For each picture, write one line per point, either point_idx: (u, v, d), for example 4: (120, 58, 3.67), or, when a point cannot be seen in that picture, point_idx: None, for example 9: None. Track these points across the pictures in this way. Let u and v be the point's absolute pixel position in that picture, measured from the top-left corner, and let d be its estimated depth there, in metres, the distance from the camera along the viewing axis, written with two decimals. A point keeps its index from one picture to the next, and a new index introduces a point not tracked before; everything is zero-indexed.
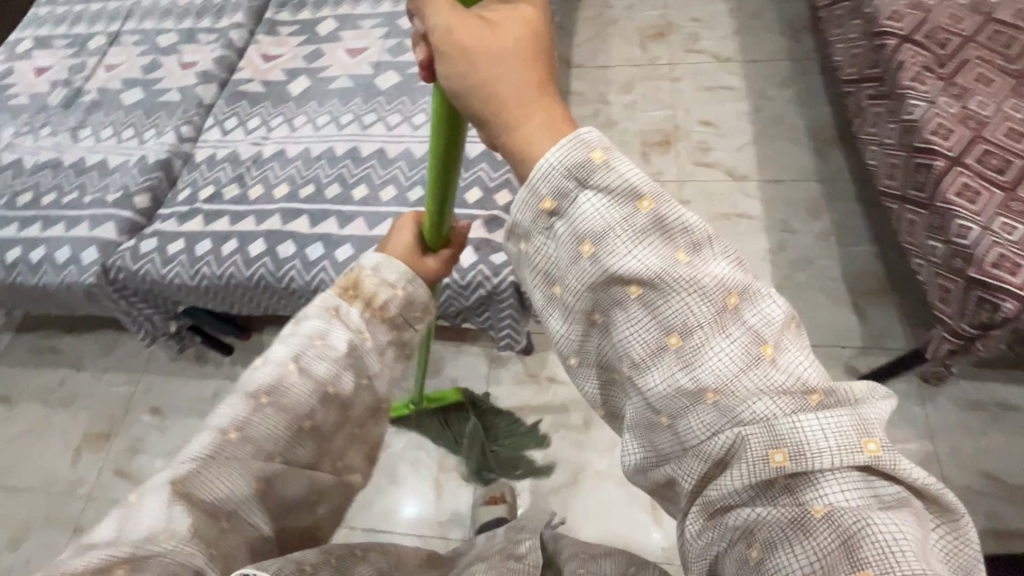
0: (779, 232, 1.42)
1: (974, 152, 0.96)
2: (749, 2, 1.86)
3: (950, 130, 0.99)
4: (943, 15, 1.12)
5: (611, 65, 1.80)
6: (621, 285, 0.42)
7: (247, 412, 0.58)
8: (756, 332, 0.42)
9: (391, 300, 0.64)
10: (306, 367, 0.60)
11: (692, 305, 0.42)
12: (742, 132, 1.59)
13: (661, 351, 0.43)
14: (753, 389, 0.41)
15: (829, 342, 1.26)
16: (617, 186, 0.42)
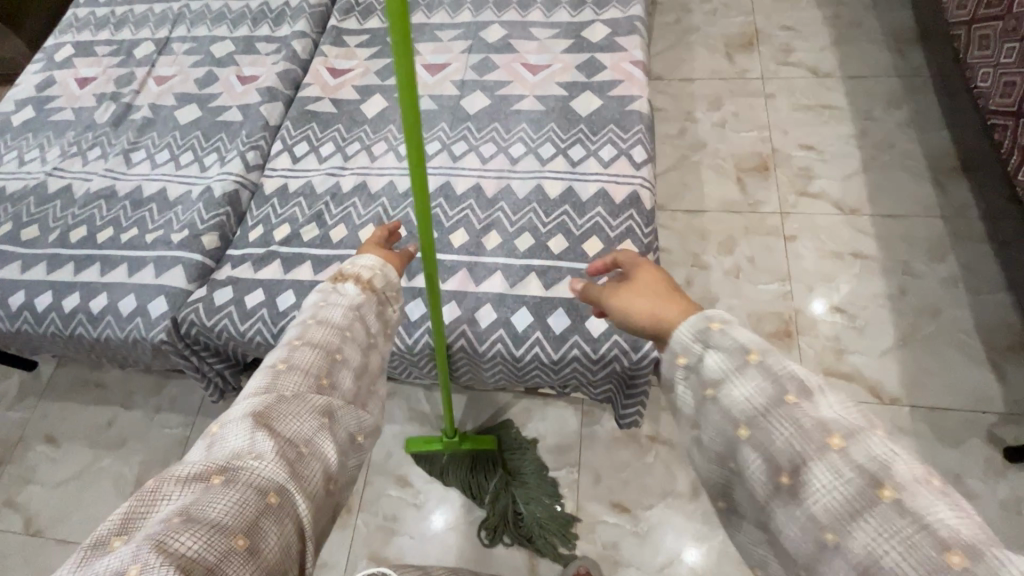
0: (899, 276, 1.29)
1: None
2: (847, 11, 1.70)
3: None
4: None
5: (695, 78, 1.66)
6: (734, 425, 0.49)
7: (287, 351, 0.56)
8: (868, 473, 0.42)
9: (374, 275, 0.67)
10: (322, 318, 0.60)
11: (796, 445, 0.45)
12: (848, 158, 1.46)
13: (778, 491, 0.45)
14: (867, 538, 0.40)
15: (968, 407, 1.14)
16: (729, 345, 0.51)
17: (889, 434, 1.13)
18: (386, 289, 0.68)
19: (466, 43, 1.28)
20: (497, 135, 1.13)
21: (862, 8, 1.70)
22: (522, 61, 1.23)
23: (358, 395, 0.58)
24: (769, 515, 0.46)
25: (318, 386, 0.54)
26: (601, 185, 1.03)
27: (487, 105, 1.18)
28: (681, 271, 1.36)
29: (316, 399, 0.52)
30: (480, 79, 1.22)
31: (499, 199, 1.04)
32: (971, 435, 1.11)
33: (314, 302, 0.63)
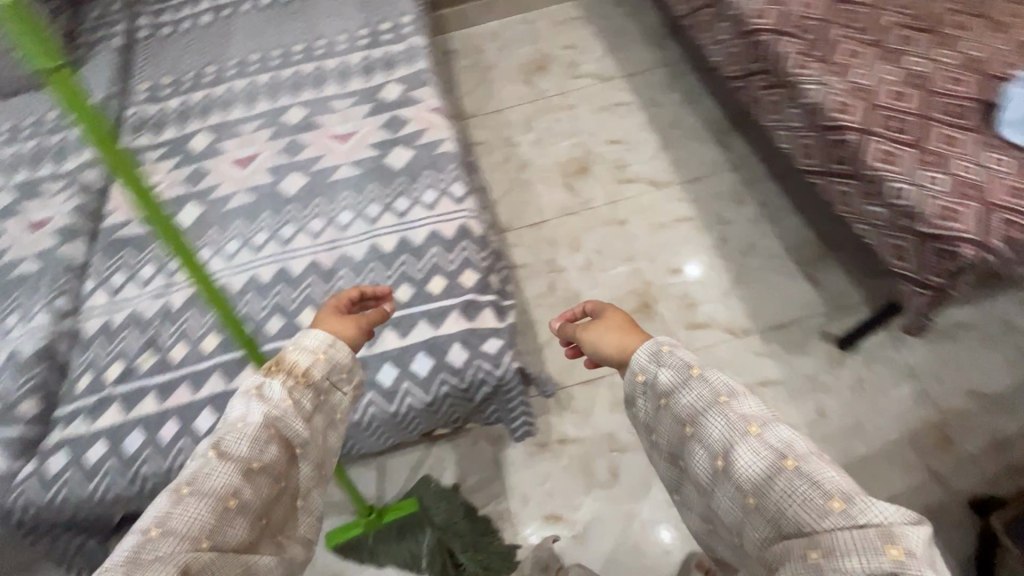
0: (716, 226, 1.48)
1: (877, 120, 1.05)
2: (610, 22, 1.97)
3: (849, 106, 1.08)
4: (797, 4, 1.27)
5: (504, 107, 1.81)
6: (682, 424, 0.63)
7: (168, 506, 0.54)
8: (778, 450, 0.56)
9: (312, 363, 0.65)
10: (225, 450, 0.57)
11: (726, 433, 0.59)
12: (648, 142, 1.67)
13: (716, 471, 0.59)
14: (778, 497, 0.54)
15: (799, 317, 1.33)
16: (676, 361, 0.66)
17: (749, 362, 1.28)
18: (326, 377, 0.66)
19: (270, 130, 1.29)
20: (323, 207, 1.15)
21: (621, 16, 1.97)
22: (329, 134, 1.27)
23: (245, 541, 0.56)
24: (712, 494, 0.61)
25: (192, 547, 0.52)
26: (430, 227, 1.08)
27: (305, 183, 1.19)
28: (543, 280, 1.45)
29: (176, 566, 0.50)
30: (292, 160, 1.24)
31: (338, 269, 1.05)
32: (811, 338, 1.29)
33: (237, 415, 0.60)
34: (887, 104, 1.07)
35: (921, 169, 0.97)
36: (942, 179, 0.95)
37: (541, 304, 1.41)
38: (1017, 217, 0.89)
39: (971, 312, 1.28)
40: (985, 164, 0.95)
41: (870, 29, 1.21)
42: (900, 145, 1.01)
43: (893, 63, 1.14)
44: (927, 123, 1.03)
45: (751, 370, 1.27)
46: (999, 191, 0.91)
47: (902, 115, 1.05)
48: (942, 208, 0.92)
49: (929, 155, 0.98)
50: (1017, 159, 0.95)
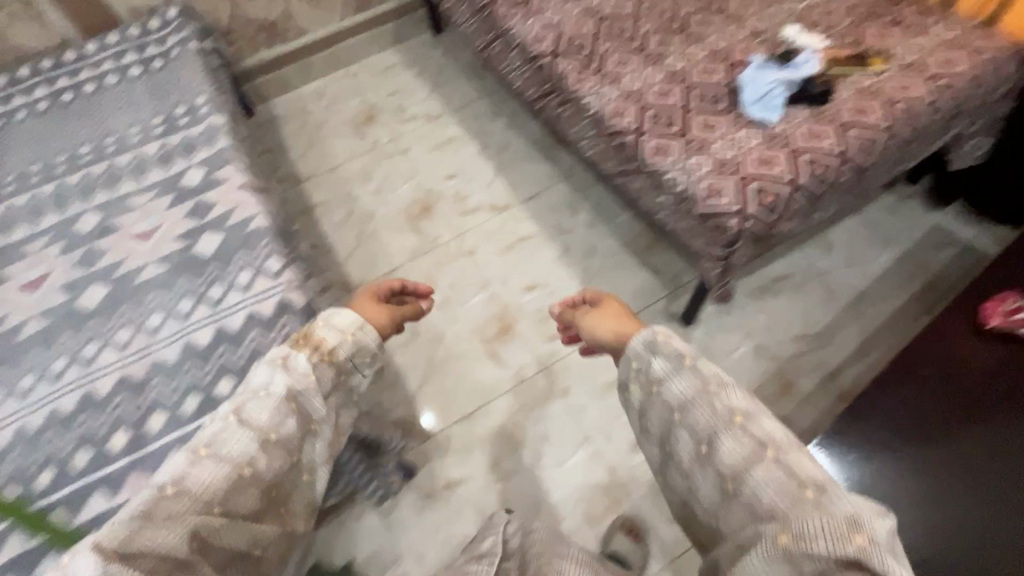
0: (558, 237, 1.55)
1: (647, 119, 1.16)
2: (429, 62, 2.03)
3: (623, 111, 1.19)
4: (569, 26, 1.38)
5: (340, 164, 1.80)
6: (669, 411, 0.63)
7: (187, 464, 0.62)
8: (761, 441, 0.56)
9: (339, 343, 0.75)
10: (246, 419, 0.67)
11: (711, 421, 0.59)
12: (484, 170, 1.72)
13: (699, 457, 0.59)
14: (757, 483, 0.54)
15: (644, 305, 1.41)
16: (671, 351, 0.65)
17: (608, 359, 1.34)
18: (349, 358, 0.76)
19: (61, 244, 1.19)
20: (130, 314, 1.07)
21: (438, 55, 2.04)
22: (130, 234, 1.19)
23: (250, 511, 0.66)
24: (693, 479, 0.61)
25: (206, 510, 0.61)
26: (248, 309, 1.04)
27: (107, 292, 1.11)
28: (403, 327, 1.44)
29: (192, 522, 0.59)
30: (90, 271, 1.14)
31: (151, 377, 0.98)
32: (658, 322, 1.38)
33: (263, 381, 0.71)
34: (655, 103, 1.19)
35: (688, 157, 1.08)
36: (706, 161, 1.06)
37: (406, 352, 1.40)
38: (768, 182, 1.00)
39: (783, 265, 1.42)
40: (737, 141, 1.08)
41: (633, 38, 1.34)
42: (669, 139, 1.12)
43: (656, 65, 1.27)
44: (688, 114, 1.15)
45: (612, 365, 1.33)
46: (750, 162, 1.03)
47: (667, 111, 1.17)
48: (709, 187, 1.02)
49: (693, 143, 1.10)
50: (761, 131, 1.08)
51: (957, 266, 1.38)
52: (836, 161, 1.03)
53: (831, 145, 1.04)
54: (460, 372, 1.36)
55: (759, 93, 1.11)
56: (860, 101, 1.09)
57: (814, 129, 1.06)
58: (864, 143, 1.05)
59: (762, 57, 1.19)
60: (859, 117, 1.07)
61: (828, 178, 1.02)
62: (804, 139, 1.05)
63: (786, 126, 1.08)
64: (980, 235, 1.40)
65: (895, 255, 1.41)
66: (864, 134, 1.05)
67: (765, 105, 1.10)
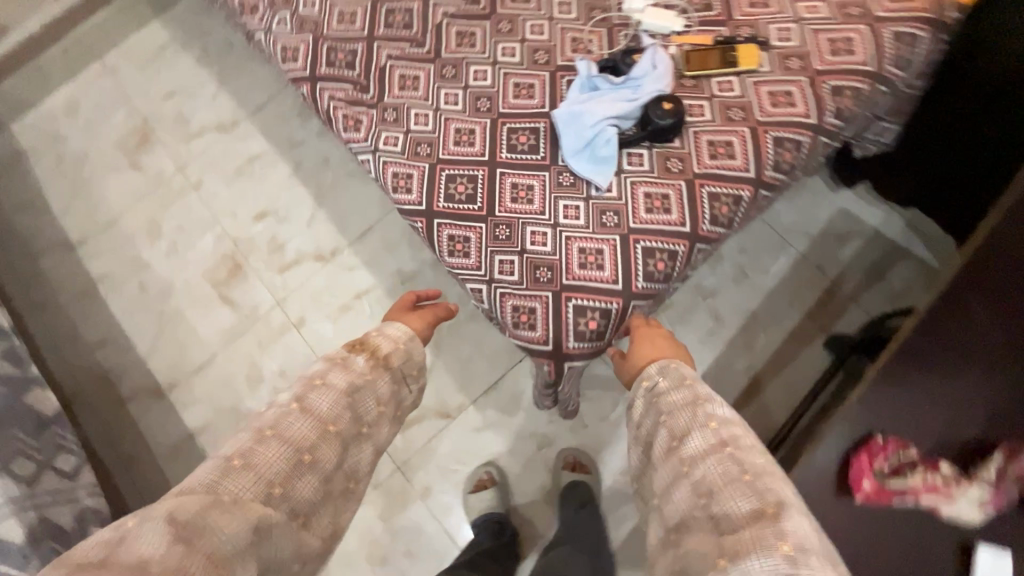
0: (402, 287, 1.26)
1: (440, 190, 0.83)
2: (209, 38, 1.50)
3: (409, 175, 0.84)
4: (332, 22, 0.95)
5: (119, 214, 1.39)
6: (659, 418, 0.72)
7: (251, 443, 0.57)
8: (721, 439, 0.64)
9: (393, 350, 0.72)
10: (309, 407, 0.61)
11: (686, 421, 0.68)
12: (301, 199, 1.35)
13: (671, 452, 0.68)
14: (705, 469, 0.62)
15: (508, 366, 1.19)
16: (673, 374, 0.76)
17: (471, 443, 1.15)
18: (403, 365, 0.72)
19: None
20: None
21: (220, 24, 1.50)
22: None
23: (310, 509, 0.58)
24: (664, 476, 0.67)
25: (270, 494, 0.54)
26: None
27: None
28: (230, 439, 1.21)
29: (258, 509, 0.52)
30: None
31: None
32: (524, 389, 1.17)
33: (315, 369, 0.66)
34: (451, 159, 0.84)
35: (494, 253, 0.78)
36: (514, 264, 0.77)
37: None
38: (590, 299, 0.73)
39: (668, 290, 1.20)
40: (555, 225, 0.78)
41: (424, 35, 0.93)
42: (469, 223, 0.80)
43: (454, 84, 0.90)
44: (494, 176, 0.82)
45: (475, 451, 1.14)
46: (569, 266, 0.75)
47: (468, 170, 0.83)
48: (517, 309, 0.75)
49: (499, 230, 0.79)
50: (587, 206, 0.78)
51: (861, 266, 1.17)
52: (682, 248, 0.75)
53: (675, 225, 0.75)
54: None
55: (584, 136, 0.79)
56: (719, 137, 0.78)
57: (655, 198, 0.77)
58: (722, 211, 0.76)
59: (591, 63, 0.84)
60: (715, 167, 0.77)
61: (674, 273, 0.75)
62: (640, 218, 0.76)
63: (619, 194, 0.78)
64: (888, 220, 1.18)
65: (792, 260, 1.18)
66: (722, 198, 0.76)
67: (591, 154, 0.79)
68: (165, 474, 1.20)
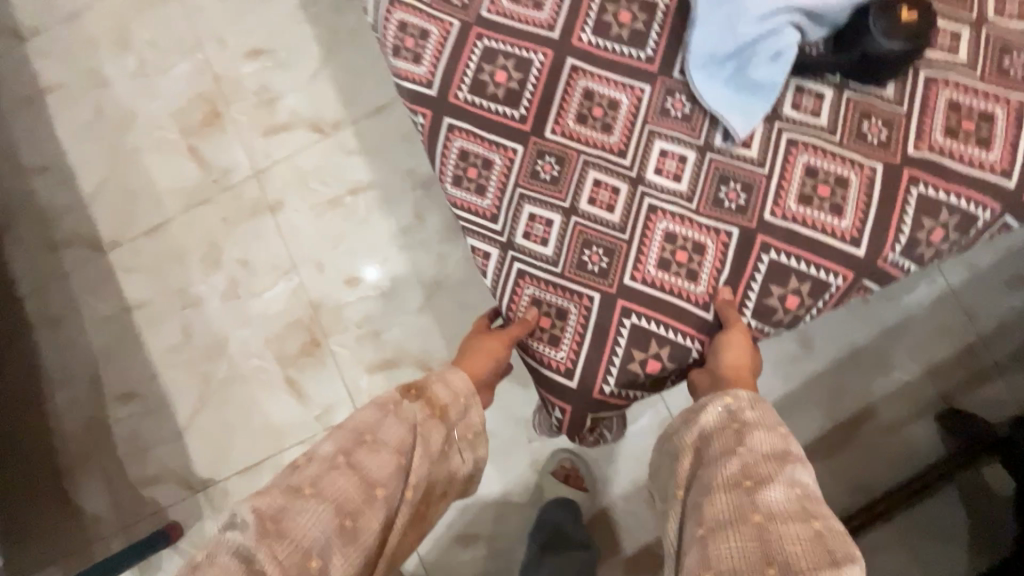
0: (409, 197, 0.98)
1: (458, 76, 0.66)
2: None
3: (421, 34, 0.67)
4: None
5: (81, 7, 1.08)
6: (732, 445, 0.50)
7: (287, 503, 0.47)
8: (806, 509, 0.43)
9: (451, 402, 0.59)
10: (356, 462, 0.51)
11: (771, 469, 0.47)
12: (307, 46, 1.02)
13: (739, 488, 0.45)
14: (791, 542, 0.40)
15: None
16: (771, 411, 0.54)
17: None
18: (457, 424, 0.60)
19: None
20: None
21: None
22: None
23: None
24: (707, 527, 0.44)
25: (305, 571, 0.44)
26: None
27: None
28: (173, 324, 1.00)
29: None
30: None
31: None
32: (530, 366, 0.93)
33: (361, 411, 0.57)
34: (494, 23, 0.66)
35: (522, 199, 0.64)
36: (552, 227, 0.64)
37: (175, 364, 1.00)
38: (655, 324, 0.61)
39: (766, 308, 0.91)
40: (635, 182, 0.63)
41: None
42: (494, 141, 0.65)
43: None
44: (560, 70, 0.65)
45: None
46: (644, 259, 0.62)
47: (511, 56, 0.66)
48: (536, 305, 0.63)
49: (542, 165, 0.64)
50: (699, 160, 0.63)
51: None
52: (840, 281, 0.60)
53: (843, 237, 0.60)
54: (244, 403, 0.98)
55: (746, 35, 0.59)
56: (973, 104, 0.60)
57: (822, 182, 0.61)
58: (925, 236, 0.60)
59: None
60: (952, 153, 0.60)
61: (807, 312, 0.62)
62: (779, 208, 0.61)
63: (769, 161, 0.62)
64: None
65: (938, 286, 0.88)
66: (941, 215, 0.59)
67: (740, 71, 0.61)
68: (93, 345, 1.01)
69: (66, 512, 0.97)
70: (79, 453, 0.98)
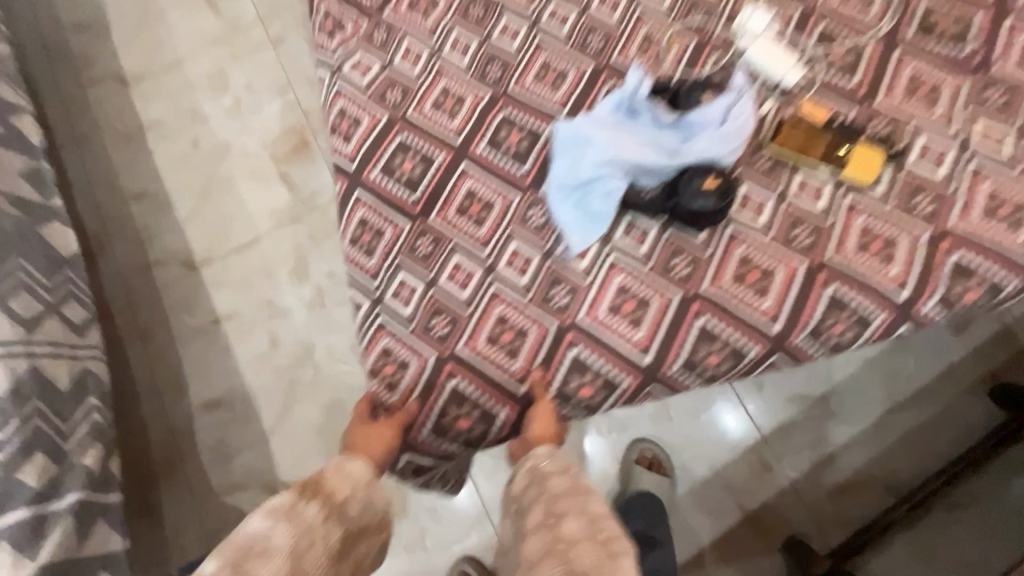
0: None
1: (403, 98, 0.66)
2: None
3: (388, 41, 0.68)
4: None
5: (185, 54, 1.16)
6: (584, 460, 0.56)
7: None
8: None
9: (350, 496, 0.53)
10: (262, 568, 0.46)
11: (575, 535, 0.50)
12: None
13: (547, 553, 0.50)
14: None
15: None
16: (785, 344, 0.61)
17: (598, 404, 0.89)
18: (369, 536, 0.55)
19: None
20: None
21: None
22: None
23: None
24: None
25: None
26: None
27: None
28: (262, 333, 0.99)
29: None
30: None
31: None
32: None
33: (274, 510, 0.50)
34: (455, 61, 0.66)
35: (428, 230, 0.61)
36: (419, 296, 0.60)
37: (269, 378, 0.97)
38: (601, 364, 0.57)
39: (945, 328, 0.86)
40: (623, 207, 0.59)
41: None
42: (387, 207, 0.62)
43: (472, 29, 0.67)
44: (488, 109, 0.64)
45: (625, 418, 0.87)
46: (561, 347, 0.58)
47: (438, 99, 0.65)
48: (386, 356, 0.59)
49: (419, 244, 0.61)
50: (658, 231, 0.59)
51: None
52: (626, 381, 0.58)
53: (763, 314, 0.57)
54: (338, 403, 0.95)
55: (581, 173, 0.58)
56: None
57: (753, 269, 0.58)
58: (834, 331, 0.57)
59: (644, 80, 0.61)
60: (866, 267, 0.57)
61: (726, 374, 0.58)
62: (718, 282, 0.58)
63: (651, 252, 0.59)
64: None
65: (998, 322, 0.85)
66: None
67: (682, 147, 0.58)
68: (184, 356, 0.98)
69: (148, 525, 0.91)
70: (164, 461, 0.94)
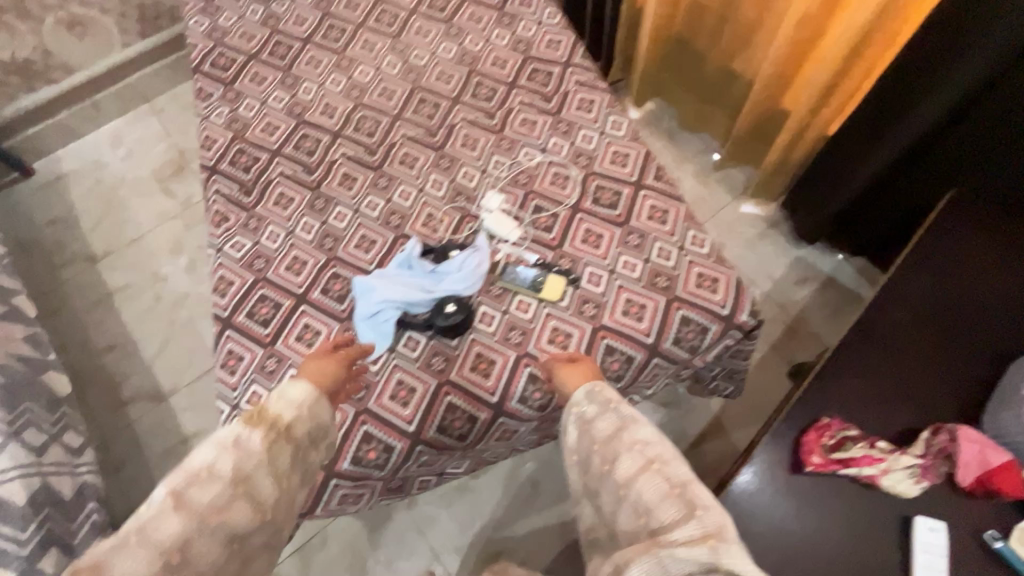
0: None
1: (265, 260, 0.94)
2: None
3: (259, 220, 0.98)
4: (376, 91, 1.11)
5: (144, 232, 1.50)
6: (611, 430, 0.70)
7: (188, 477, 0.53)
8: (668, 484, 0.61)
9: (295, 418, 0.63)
10: None
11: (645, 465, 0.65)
12: None
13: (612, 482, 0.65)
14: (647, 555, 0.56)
15: None
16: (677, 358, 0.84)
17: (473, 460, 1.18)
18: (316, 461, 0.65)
19: None
20: None
21: None
22: None
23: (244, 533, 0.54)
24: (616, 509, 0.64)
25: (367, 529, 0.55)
26: None
27: None
28: None
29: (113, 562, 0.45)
30: None
31: None
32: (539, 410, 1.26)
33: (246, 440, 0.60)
34: (304, 236, 0.96)
35: (274, 350, 0.86)
36: (263, 398, 0.84)
37: None
38: (382, 433, 0.79)
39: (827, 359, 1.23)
40: (400, 325, 0.85)
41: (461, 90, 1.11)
42: (248, 342, 0.87)
43: (316, 215, 0.98)
44: (323, 263, 0.93)
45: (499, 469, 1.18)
46: (350, 435, 0.79)
47: (290, 257, 0.94)
48: None
49: (268, 362, 0.86)
50: (424, 343, 0.84)
51: (823, 304, 1.32)
52: (401, 444, 0.79)
53: (485, 389, 0.81)
54: None
55: (368, 308, 0.84)
56: None
57: (482, 359, 0.82)
58: (533, 395, 0.81)
59: (417, 243, 0.91)
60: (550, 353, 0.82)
61: (470, 434, 0.80)
62: (461, 371, 0.82)
63: (419, 355, 0.83)
64: (840, 266, 1.35)
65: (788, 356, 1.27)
66: None
67: (433, 285, 0.87)
68: (155, 477, 1.24)
69: None
70: None
